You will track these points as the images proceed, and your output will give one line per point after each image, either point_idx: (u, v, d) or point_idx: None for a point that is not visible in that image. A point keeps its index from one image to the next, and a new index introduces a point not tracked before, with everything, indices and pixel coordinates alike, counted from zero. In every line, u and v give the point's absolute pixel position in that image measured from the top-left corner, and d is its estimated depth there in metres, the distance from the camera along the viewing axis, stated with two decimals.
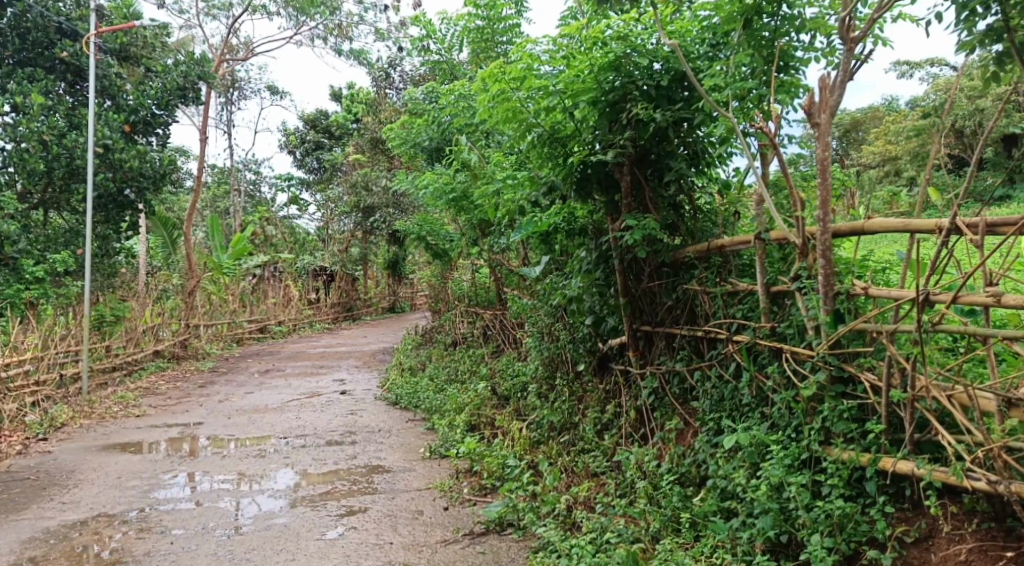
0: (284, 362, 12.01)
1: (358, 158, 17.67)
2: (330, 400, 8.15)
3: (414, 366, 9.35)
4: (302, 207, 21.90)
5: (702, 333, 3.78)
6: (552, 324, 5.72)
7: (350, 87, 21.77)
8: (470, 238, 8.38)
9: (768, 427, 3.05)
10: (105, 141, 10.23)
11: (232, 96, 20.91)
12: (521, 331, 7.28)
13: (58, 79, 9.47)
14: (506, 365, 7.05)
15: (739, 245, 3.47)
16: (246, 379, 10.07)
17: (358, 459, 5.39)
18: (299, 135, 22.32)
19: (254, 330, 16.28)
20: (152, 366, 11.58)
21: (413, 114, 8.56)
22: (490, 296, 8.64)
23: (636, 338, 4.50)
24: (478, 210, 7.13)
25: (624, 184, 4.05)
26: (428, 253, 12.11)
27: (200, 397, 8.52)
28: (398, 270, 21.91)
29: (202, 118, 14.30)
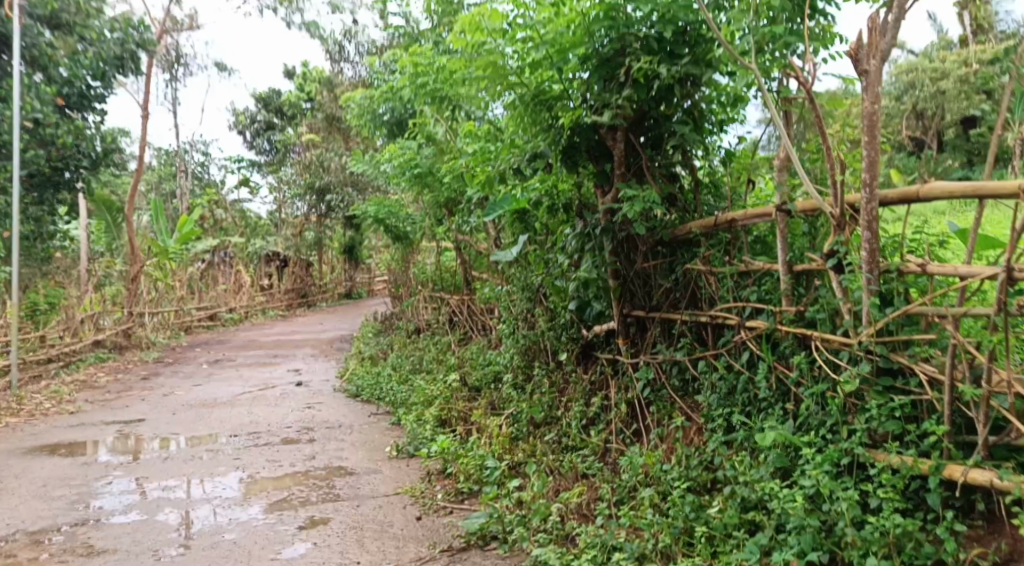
0: (235, 351, 11.32)
1: (313, 137, 16.91)
2: (285, 393, 7.57)
3: (375, 354, 8.82)
4: (253, 189, 20.98)
5: (706, 319, 3.38)
6: (529, 309, 5.29)
7: (303, 64, 20.87)
8: (435, 218, 7.86)
9: (795, 427, 2.67)
10: (35, 115, 9.31)
11: (177, 72, 19.79)
12: (491, 317, 6.83)
13: None
14: (476, 353, 6.60)
15: (755, 218, 3.07)
16: (192, 370, 9.38)
17: (316, 460, 4.87)
18: (250, 115, 21.36)
19: (203, 318, 15.47)
20: (92, 357, 10.79)
21: (373, 86, 7.98)
22: (457, 280, 8.16)
23: (626, 325, 4.10)
24: (444, 187, 6.62)
25: (618, 152, 3.64)
26: (388, 236, 11.53)
27: (143, 390, 7.85)
28: (355, 255, 21.18)
29: (145, 93, 13.37)
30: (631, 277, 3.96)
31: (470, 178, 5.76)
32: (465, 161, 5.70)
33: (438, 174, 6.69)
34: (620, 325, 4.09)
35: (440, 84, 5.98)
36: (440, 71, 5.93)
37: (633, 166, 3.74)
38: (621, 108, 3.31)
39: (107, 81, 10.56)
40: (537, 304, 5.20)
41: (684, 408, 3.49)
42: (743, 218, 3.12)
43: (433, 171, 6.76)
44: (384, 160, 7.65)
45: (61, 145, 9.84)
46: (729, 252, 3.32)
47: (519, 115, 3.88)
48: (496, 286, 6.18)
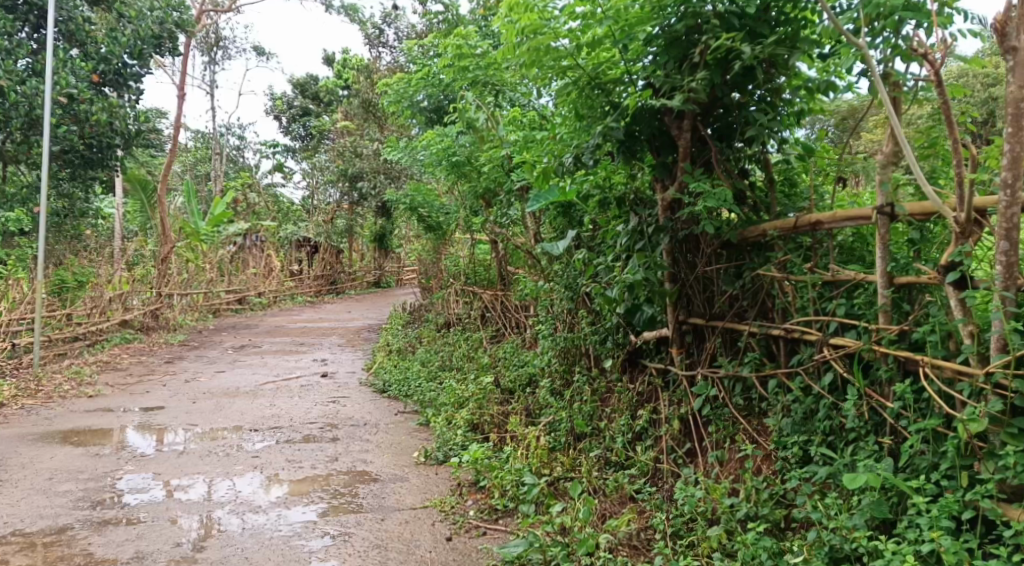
0: (261, 337, 11.14)
1: (348, 124, 16.69)
2: (310, 384, 7.33)
3: (403, 348, 8.54)
4: (287, 174, 20.87)
5: (780, 333, 3.00)
6: (570, 310, 4.94)
7: (341, 50, 20.67)
8: (472, 210, 7.53)
9: (894, 466, 2.30)
10: (70, 91, 9.12)
11: (216, 54, 19.69)
12: (527, 316, 6.50)
13: (17, 19, 8.58)
14: (510, 353, 6.27)
15: (846, 221, 2.67)
16: (217, 356, 9.19)
17: (339, 463, 4.58)
18: (287, 100, 21.27)
19: (232, 302, 15.36)
20: (118, 337, 10.65)
21: (413, 69, 7.65)
22: (491, 275, 7.83)
23: (681, 334, 3.73)
24: (483, 178, 6.29)
25: (683, 142, 3.25)
26: (420, 226, 11.25)
27: (165, 375, 7.65)
28: (385, 244, 21.00)
29: (181, 74, 13.24)
30: (690, 281, 3.58)
31: (513, 167, 5.42)
32: (509, 150, 5.34)
33: (478, 163, 6.35)
34: (674, 334, 3.72)
35: (484, 67, 5.64)
36: (485, 54, 5.58)
37: (700, 159, 3.35)
38: (695, 92, 2.90)
39: (143, 58, 10.26)
40: (580, 305, 4.85)
41: (750, 431, 3.13)
42: (831, 220, 2.72)
43: (472, 159, 6.42)
44: (421, 147, 7.34)
45: (96, 123, 9.61)
46: (810, 258, 2.93)
47: (570, 103, 3.50)
48: (535, 284, 5.83)
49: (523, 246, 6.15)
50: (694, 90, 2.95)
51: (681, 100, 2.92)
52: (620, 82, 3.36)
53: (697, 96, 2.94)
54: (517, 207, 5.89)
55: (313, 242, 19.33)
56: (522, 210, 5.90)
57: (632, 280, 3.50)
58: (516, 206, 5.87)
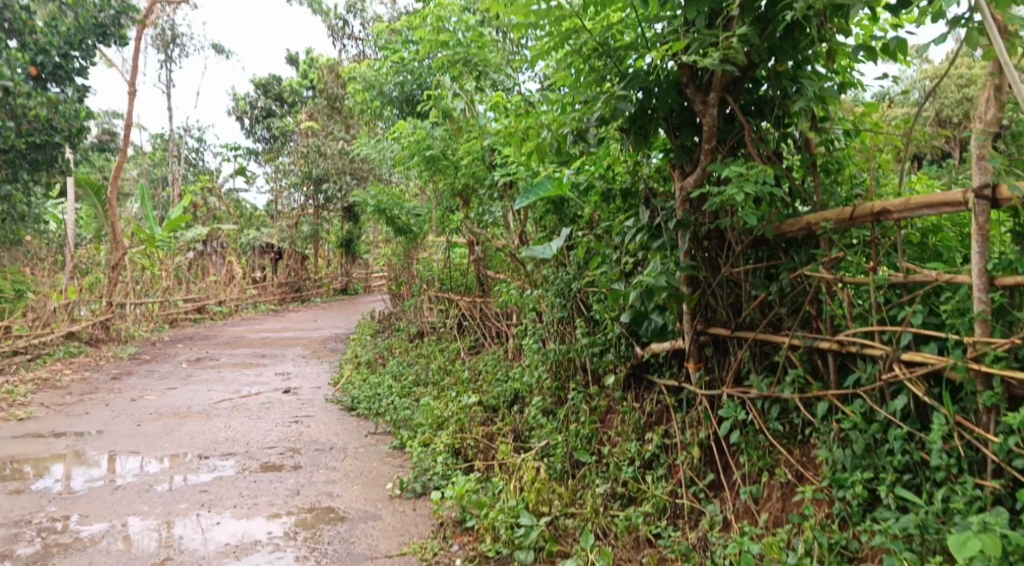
0: (219, 349, 10.39)
1: (312, 125, 15.99)
2: (271, 401, 6.69)
3: (373, 360, 7.94)
4: (250, 178, 20.03)
5: (830, 346, 2.51)
6: (562, 318, 4.41)
7: (305, 50, 19.95)
8: (448, 210, 6.96)
9: (1002, 520, 1.84)
10: (4, 84, 8.33)
11: (172, 51, 18.79)
12: (510, 326, 5.97)
13: None
14: (491, 367, 5.72)
15: (921, 208, 2.17)
16: (170, 370, 8.45)
17: (300, 497, 3.98)
18: (249, 101, 20.46)
19: (190, 311, 14.53)
20: (61, 351, 9.80)
21: (382, 55, 7.05)
22: (468, 280, 7.27)
23: (700, 347, 3.24)
24: (461, 173, 5.73)
25: (710, 120, 2.74)
26: (389, 230, 10.63)
27: (109, 393, 6.90)
28: (352, 249, 20.29)
29: (132, 69, 12.43)
30: (713, 286, 3.07)
31: (497, 158, 4.89)
32: (494, 139, 4.80)
33: (456, 157, 5.78)
34: (692, 347, 3.23)
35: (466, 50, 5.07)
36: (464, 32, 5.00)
37: (729, 142, 2.85)
38: (734, 49, 2.35)
39: (85, 48, 9.46)
40: (575, 314, 4.32)
41: (792, 463, 2.64)
42: (902, 209, 2.22)
43: (448, 154, 5.85)
44: (391, 142, 6.75)
45: (33, 119, 8.78)
46: (871, 256, 2.44)
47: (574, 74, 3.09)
48: (521, 290, 5.30)
49: (505, 249, 5.60)
50: (733, 48, 2.40)
51: (716, 59, 2.37)
52: (634, 48, 2.85)
53: (736, 57, 2.39)
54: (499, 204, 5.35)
55: (277, 248, 18.58)
56: (505, 208, 5.35)
57: (646, 283, 3.00)
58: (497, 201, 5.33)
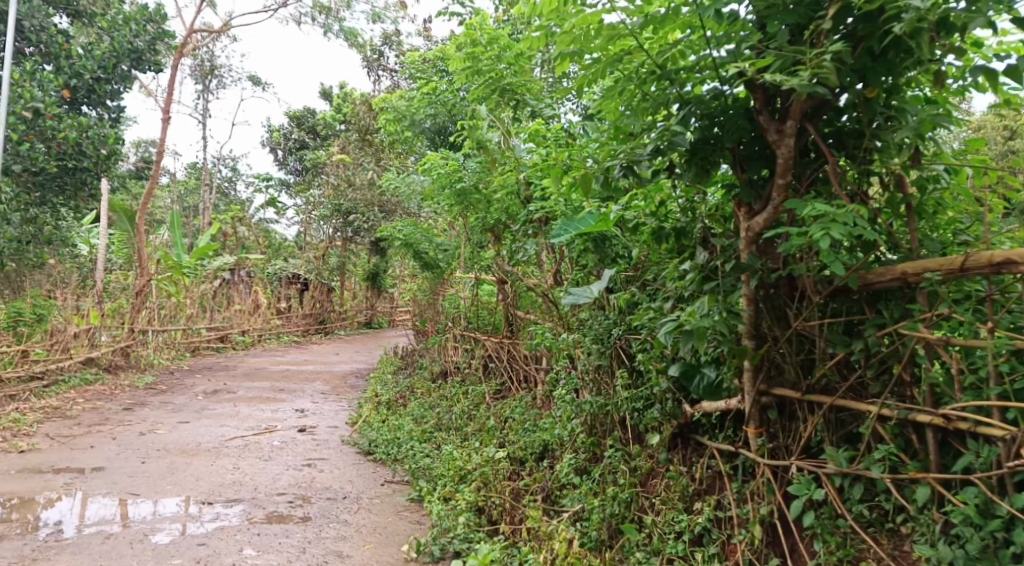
0: (238, 380, 10.11)
1: (343, 157, 15.95)
2: (285, 440, 6.36)
3: (394, 399, 7.60)
4: (280, 208, 20.04)
5: (933, 422, 2.12)
6: (600, 367, 4.04)
7: (340, 84, 20.12)
8: (478, 245, 6.65)
9: None
10: (35, 105, 8.37)
11: (210, 82, 19.07)
12: (541, 370, 5.61)
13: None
14: (519, 414, 5.32)
15: None
16: (186, 402, 8.17)
17: (306, 557, 3.59)
18: (282, 132, 20.63)
19: (212, 340, 14.35)
20: (78, 378, 9.58)
21: (416, 85, 6.85)
22: (496, 319, 6.92)
23: (763, 410, 2.84)
24: (494, 207, 5.45)
25: (786, 153, 2.39)
26: (416, 264, 10.39)
27: (118, 426, 6.61)
28: (378, 283, 20.11)
29: (167, 96, 12.49)
30: (781, 342, 2.69)
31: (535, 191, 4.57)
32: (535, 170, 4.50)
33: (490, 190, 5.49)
34: (753, 410, 2.83)
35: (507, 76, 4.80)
36: (505, 57, 4.74)
37: (806, 178, 2.49)
38: (828, 67, 2.00)
39: (119, 74, 9.54)
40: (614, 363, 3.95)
41: (884, 558, 2.24)
42: None
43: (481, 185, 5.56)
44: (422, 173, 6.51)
45: (62, 142, 8.83)
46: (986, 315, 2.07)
47: (623, 105, 2.79)
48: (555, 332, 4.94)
49: (538, 289, 5.27)
50: (826, 68, 2.05)
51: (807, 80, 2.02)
52: (695, 74, 2.54)
53: (830, 77, 2.05)
54: (534, 239, 5.02)
55: (304, 279, 18.48)
56: (540, 245, 5.02)
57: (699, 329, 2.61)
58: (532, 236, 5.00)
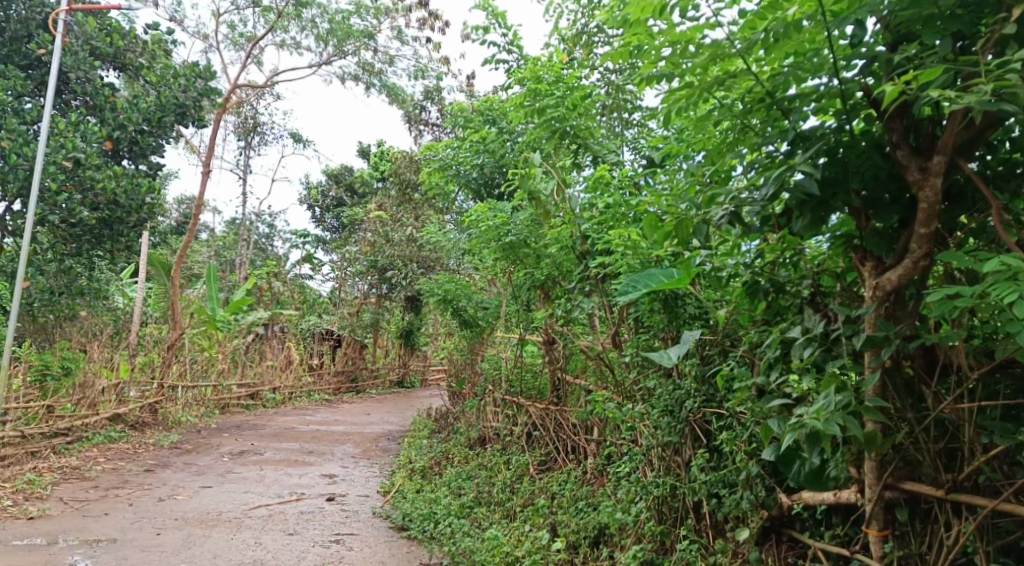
0: (266, 441, 9.71)
1: (380, 213, 15.87)
2: (314, 508, 5.91)
3: (430, 466, 7.12)
4: (316, 265, 19.97)
5: None
6: (670, 445, 3.60)
7: (380, 142, 20.29)
8: (525, 303, 6.26)
9: None
10: (76, 154, 8.47)
11: (252, 140, 19.39)
12: (594, 441, 5.13)
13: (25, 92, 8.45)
14: (569, 490, 4.82)
15: None
16: (211, 463, 7.78)
17: None
18: (320, 190, 20.79)
19: (242, 397, 14.04)
20: (102, 435, 9.27)
21: (461, 137, 6.63)
22: (540, 383, 6.47)
23: (887, 508, 2.40)
24: (546, 262, 5.09)
25: (934, 193, 2.07)
26: (453, 323, 10.02)
27: (139, 489, 6.23)
28: (412, 341, 19.75)
29: (209, 151, 12.56)
30: (918, 429, 2.32)
31: (598, 243, 4.22)
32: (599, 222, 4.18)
33: (541, 243, 5.15)
34: (876, 508, 2.38)
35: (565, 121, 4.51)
36: (565, 99, 4.46)
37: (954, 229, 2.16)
38: (1017, 79, 1.68)
39: (163, 127, 9.70)
40: (687, 442, 3.50)
41: None
42: None
43: (533, 237, 5.23)
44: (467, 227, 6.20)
45: (99, 195, 8.90)
46: None
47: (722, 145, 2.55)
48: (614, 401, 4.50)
49: (595, 351, 4.84)
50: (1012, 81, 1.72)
51: (989, 96, 1.71)
52: (807, 104, 2.27)
53: (1017, 93, 1.71)
54: (590, 295, 4.65)
55: (337, 336, 18.23)
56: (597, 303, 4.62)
57: (823, 428, 2.14)
58: (589, 292, 4.63)
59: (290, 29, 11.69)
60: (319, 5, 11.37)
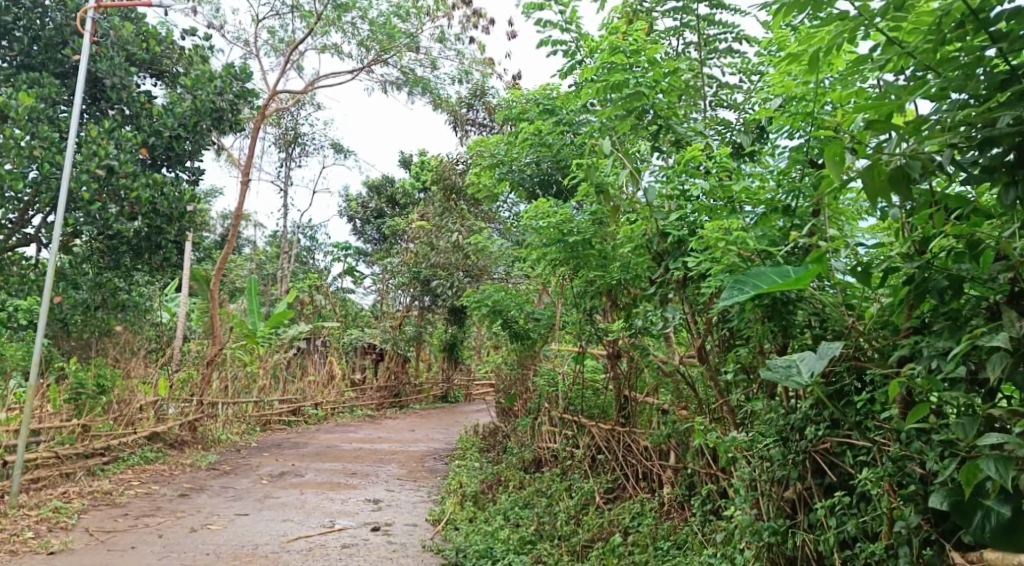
0: (307, 461, 9.27)
1: (421, 224, 15.47)
2: (356, 540, 5.38)
3: (481, 492, 6.54)
4: (358, 277, 19.69)
5: None
6: (782, 480, 2.91)
7: (421, 151, 20.00)
8: (586, 311, 5.62)
9: None
10: (110, 162, 8.28)
11: (293, 152, 19.28)
12: (673, 469, 4.50)
13: (61, 102, 8.25)
14: (648, 526, 4.18)
15: None
16: (249, 487, 7.34)
17: None
18: (361, 202, 20.54)
19: (284, 413, 13.72)
20: (138, 455, 8.94)
21: (514, 133, 6.10)
22: (604, 401, 5.85)
23: None
24: (615, 264, 4.51)
25: None
26: (503, 335, 9.48)
27: (170, 518, 5.78)
28: (456, 354, 19.26)
29: (248, 161, 12.32)
30: None
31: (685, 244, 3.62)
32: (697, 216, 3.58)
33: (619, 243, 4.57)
34: None
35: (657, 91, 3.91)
36: (647, 74, 3.82)
37: None
38: None
39: (199, 133, 9.44)
40: (807, 477, 2.80)
41: None
42: None
43: (602, 238, 4.70)
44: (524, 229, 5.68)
45: (135, 204, 8.68)
46: None
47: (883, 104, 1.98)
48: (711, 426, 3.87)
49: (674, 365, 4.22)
50: None
51: None
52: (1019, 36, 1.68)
53: None
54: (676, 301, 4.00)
55: (379, 349, 17.87)
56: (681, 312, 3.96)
57: None
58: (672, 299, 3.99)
59: (331, 35, 11.41)
60: (359, 8, 11.05)
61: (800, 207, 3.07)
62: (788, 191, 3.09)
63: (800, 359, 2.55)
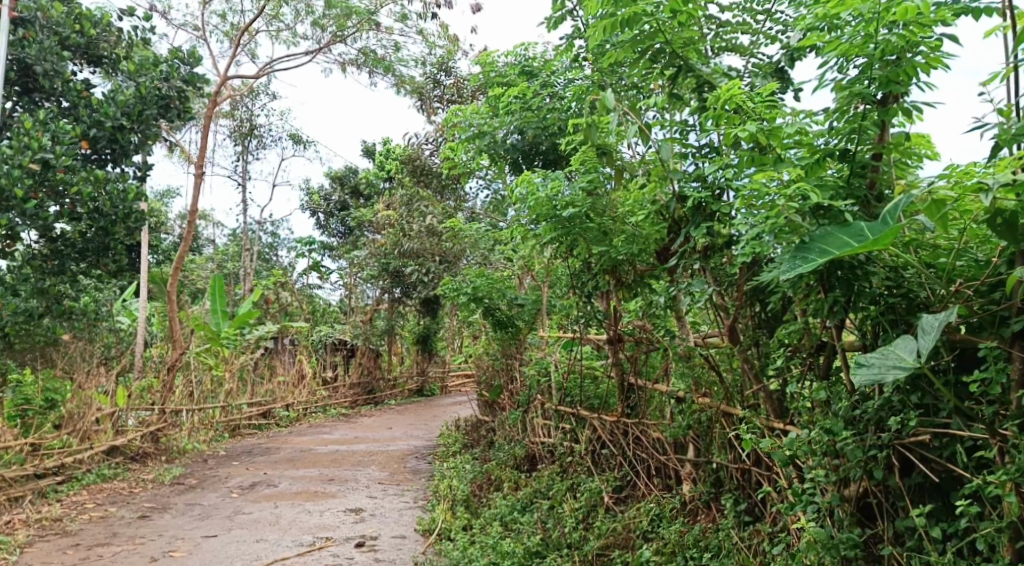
0: (281, 468, 8.65)
1: (388, 213, 14.80)
2: (341, 558, 4.83)
3: (473, 495, 6.05)
4: (323, 273, 18.90)
5: None
6: (855, 482, 2.46)
7: (384, 139, 19.28)
8: (583, 292, 5.10)
9: None
10: (45, 155, 7.49)
11: (250, 144, 18.40)
12: (694, 465, 4.05)
13: None
14: (673, 531, 3.73)
15: None
16: (218, 501, 6.71)
17: None
18: (324, 194, 19.76)
19: (254, 416, 13.04)
20: (95, 473, 8.22)
21: (493, 100, 5.53)
22: (604, 390, 5.38)
23: None
24: (623, 237, 4.01)
25: None
26: (485, 325, 8.96)
27: (129, 546, 5.15)
28: (429, 346, 18.69)
29: (200, 153, 11.54)
30: None
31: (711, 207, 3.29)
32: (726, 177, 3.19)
33: (627, 217, 4.06)
34: None
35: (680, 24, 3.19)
36: (662, 4, 3.07)
37: None
38: None
39: (144, 122, 8.67)
40: (891, 476, 2.37)
41: None
42: None
43: (603, 213, 4.17)
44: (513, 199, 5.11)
45: (74, 200, 7.92)
46: None
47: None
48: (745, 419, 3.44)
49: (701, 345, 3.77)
50: None
51: None
52: None
53: None
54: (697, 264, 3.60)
55: (350, 346, 17.25)
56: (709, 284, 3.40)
57: None
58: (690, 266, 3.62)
59: (283, 13, 10.65)
60: None
61: (859, 151, 2.65)
62: (838, 134, 2.66)
63: (894, 346, 2.20)
